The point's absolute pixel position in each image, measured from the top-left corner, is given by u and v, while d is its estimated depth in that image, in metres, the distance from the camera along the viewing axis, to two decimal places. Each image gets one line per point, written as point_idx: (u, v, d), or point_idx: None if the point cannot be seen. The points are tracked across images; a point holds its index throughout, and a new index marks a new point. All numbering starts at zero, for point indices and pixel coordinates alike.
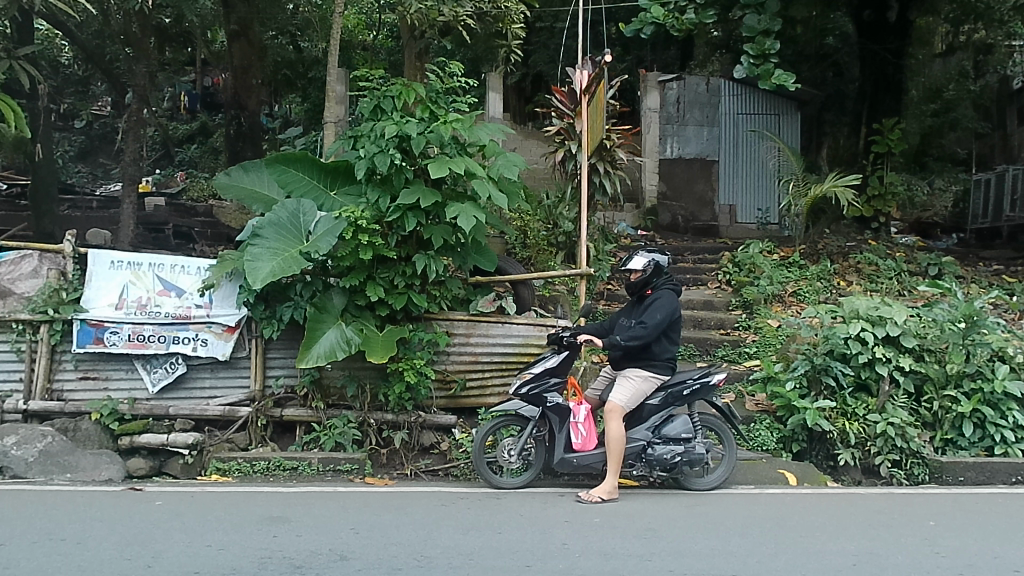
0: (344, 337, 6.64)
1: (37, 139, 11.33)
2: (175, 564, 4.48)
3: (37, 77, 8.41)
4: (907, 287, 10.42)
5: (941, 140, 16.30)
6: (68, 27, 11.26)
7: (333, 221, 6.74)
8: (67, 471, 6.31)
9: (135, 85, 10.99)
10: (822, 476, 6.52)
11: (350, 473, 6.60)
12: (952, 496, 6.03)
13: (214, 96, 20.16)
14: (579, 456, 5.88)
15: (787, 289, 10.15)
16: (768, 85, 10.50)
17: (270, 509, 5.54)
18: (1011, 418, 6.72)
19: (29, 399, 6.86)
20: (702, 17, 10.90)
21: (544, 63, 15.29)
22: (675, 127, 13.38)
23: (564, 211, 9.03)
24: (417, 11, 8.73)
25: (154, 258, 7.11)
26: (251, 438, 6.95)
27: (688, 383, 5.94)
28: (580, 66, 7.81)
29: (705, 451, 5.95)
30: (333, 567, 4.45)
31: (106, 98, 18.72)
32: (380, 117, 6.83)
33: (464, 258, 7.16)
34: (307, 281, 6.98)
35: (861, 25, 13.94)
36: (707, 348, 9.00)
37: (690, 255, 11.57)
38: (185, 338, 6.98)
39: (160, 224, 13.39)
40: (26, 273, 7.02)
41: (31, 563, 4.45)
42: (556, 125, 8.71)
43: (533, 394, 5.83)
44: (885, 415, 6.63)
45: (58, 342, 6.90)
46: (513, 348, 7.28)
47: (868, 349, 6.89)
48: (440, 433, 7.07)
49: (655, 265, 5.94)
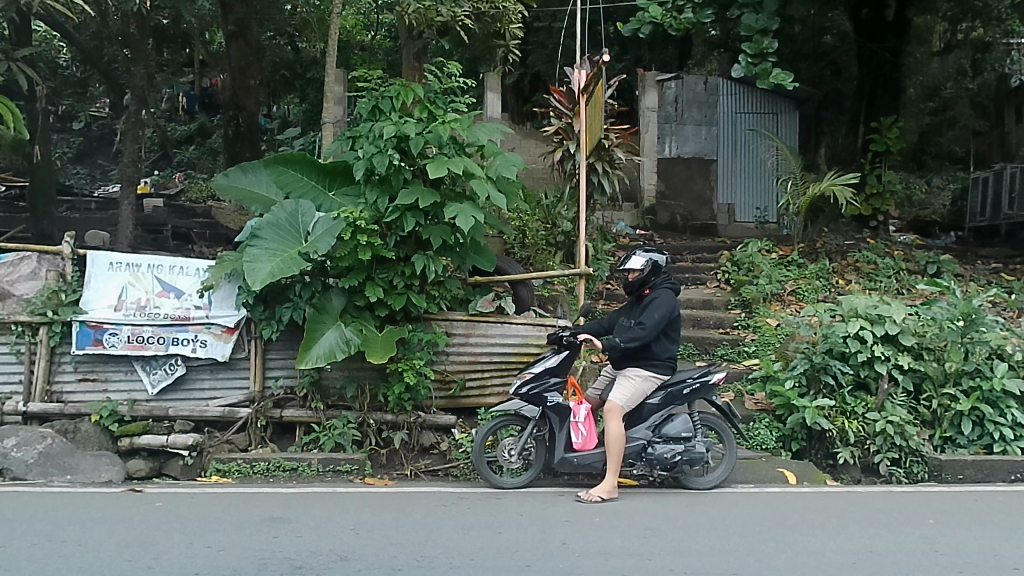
0: (343, 337, 6.64)
1: (35, 140, 11.34)
2: (176, 564, 4.49)
3: (34, 78, 8.40)
4: (905, 286, 10.44)
5: (939, 138, 16.31)
6: (65, 28, 11.26)
7: (332, 222, 6.77)
8: (67, 473, 6.30)
9: (133, 86, 11.00)
10: (821, 474, 6.53)
11: (350, 473, 6.61)
12: (951, 494, 6.04)
13: (212, 96, 20.15)
14: (579, 456, 5.89)
15: (786, 288, 10.15)
16: (765, 83, 10.51)
17: (271, 509, 5.54)
18: (1009, 416, 6.73)
19: (28, 401, 6.86)
20: (700, 17, 10.90)
21: (542, 62, 15.29)
22: (673, 126, 13.38)
23: (563, 211, 9.07)
24: (415, 11, 8.72)
25: (153, 259, 7.10)
26: (251, 439, 6.95)
27: (687, 382, 5.95)
28: (578, 65, 7.82)
29: (705, 450, 5.96)
30: (334, 568, 4.46)
31: (104, 100, 18.72)
32: (378, 117, 6.83)
33: (463, 257, 7.16)
34: (306, 282, 6.98)
35: (859, 23, 13.92)
36: (706, 347, 9.01)
37: (689, 254, 11.58)
38: (185, 339, 6.98)
39: (158, 225, 13.39)
40: (25, 274, 7.07)
41: (33, 564, 4.47)
42: (554, 125, 8.72)
43: (533, 394, 5.83)
44: (885, 414, 6.65)
45: (58, 344, 6.90)
46: (513, 348, 7.28)
47: (867, 347, 6.90)
48: (439, 433, 7.08)
49: (653, 265, 5.94)
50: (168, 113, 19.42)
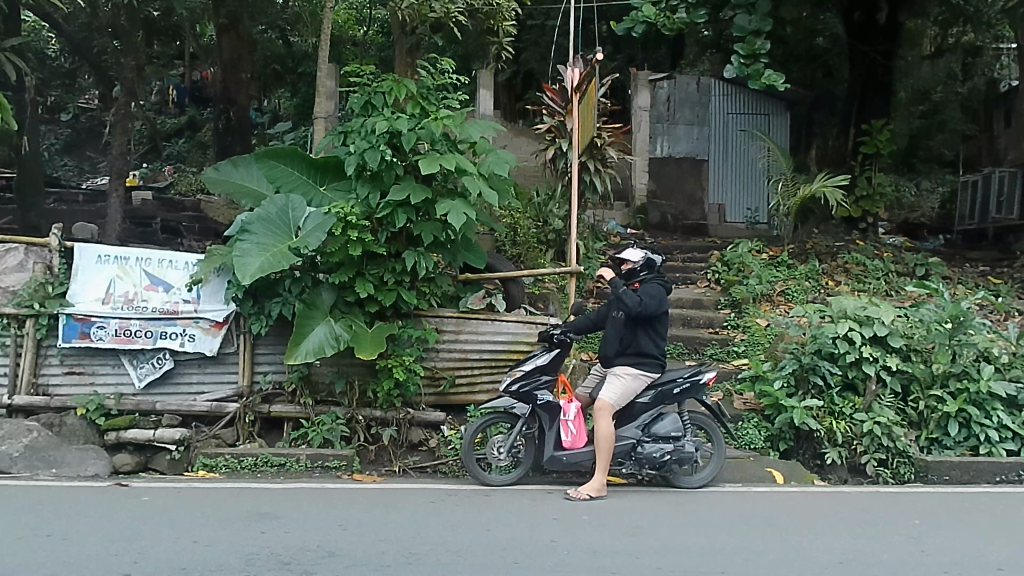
0: (333, 333, 6.59)
1: (24, 131, 11.26)
2: (163, 559, 4.46)
3: (23, 68, 8.33)
4: (894, 287, 10.52)
5: (929, 142, 16.26)
6: (52, 17, 11.13)
7: (323, 218, 6.71)
8: (52, 466, 6.26)
9: (123, 78, 10.84)
10: (809, 475, 6.54)
11: (339, 469, 6.59)
12: (939, 496, 6.04)
13: (203, 90, 20.15)
14: (568, 455, 5.90)
15: (776, 288, 10.19)
16: (757, 86, 10.50)
17: (255, 506, 5.49)
18: (995, 418, 6.78)
19: (13, 393, 6.83)
20: (692, 18, 10.92)
21: (534, 60, 15.31)
22: (664, 126, 13.35)
23: (554, 208, 9.20)
24: (408, 6, 8.78)
25: (142, 253, 7.06)
26: (239, 434, 6.88)
27: (677, 382, 5.94)
28: (571, 63, 7.61)
29: (694, 449, 5.96)
30: (323, 564, 4.44)
31: (92, 91, 18.58)
32: (370, 113, 6.85)
33: (453, 254, 7.17)
34: (296, 277, 6.91)
35: (850, 25, 13.73)
36: (697, 347, 9.02)
37: (679, 254, 11.57)
38: (172, 333, 6.95)
39: (147, 218, 13.23)
40: (11, 265, 7.00)
41: (17, 558, 4.43)
42: (546, 122, 8.84)
43: (522, 391, 5.81)
44: (872, 415, 6.68)
45: (44, 336, 6.86)
46: (502, 346, 7.29)
47: (856, 348, 6.92)
48: (428, 430, 7.04)
49: (647, 261, 5.96)
50: (158, 106, 19.36)
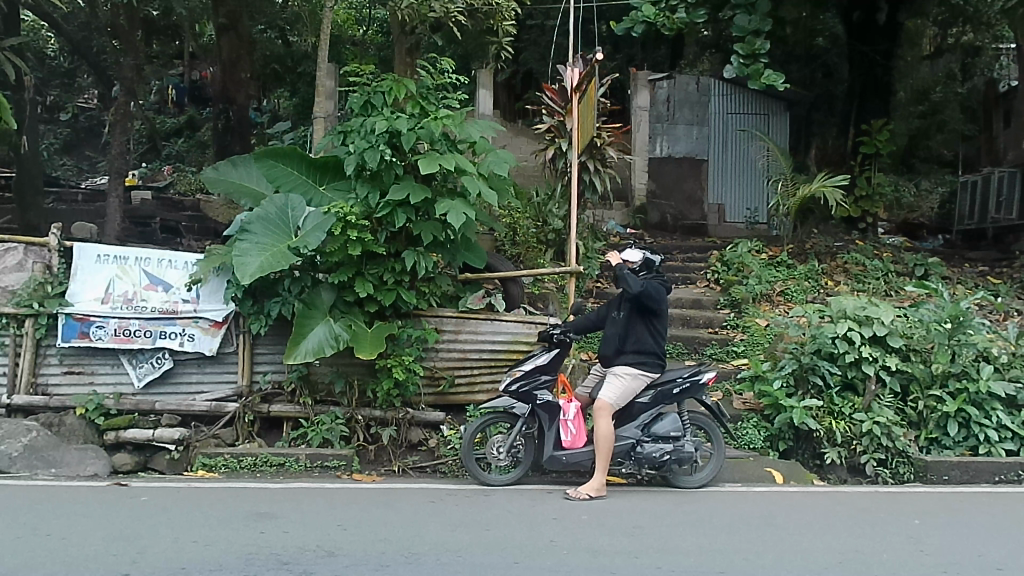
0: (332, 333, 6.58)
1: (23, 130, 11.25)
2: (162, 559, 4.46)
3: (23, 68, 8.34)
4: (894, 287, 10.51)
5: (928, 142, 16.31)
6: (51, 17, 11.12)
7: (323, 217, 6.71)
8: (51, 466, 6.26)
9: (123, 78, 10.83)
10: (808, 474, 6.54)
11: (338, 469, 6.59)
12: (939, 496, 6.04)
13: (202, 89, 20.14)
14: (568, 454, 5.90)
15: (775, 288, 10.20)
16: (756, 85, 10.49)
17: (254, 506, 5.49)
18: (995, 418, 6.78)
19: (12, 393, 6.82)
20: (692, 17, 10.93)
21: (534, 60, 15.31)
22: (664, 126, 13.36)
23: (553, 208, 9.21)
24: (407, 6, 8.78)
25: (141, 253, 7.06)
26: (238, 433, 6.88)
27: (676, 382, 5.93)
28: (571, 63, 7.63)
29: (694, 449, 5.96)
30: (323, 563, 4.44)
31: (92, 91, 18.57)
32: (370, 112, 6.84)
33: (453, 254, 7.17)
34: (295, 277, 6.90)
35: (850, 25, 13.84)
36: (696, 347, 9.02)
37: (679, 254, 11.56)
38: (172, 333, 6.94)
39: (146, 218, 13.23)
40: (10, 265, 7.03)
41: (16, 558, 4.42)
42: (546, 121, 8.87)
43: (522, 391, 5.81)
44: (871, 415, 6.68)
45: (43, 336, 6.86)
46: (502, 346, 7.28)
47: (855, 348, 6.92)
48: (428, 430, 7.04)
49: (647, 262, 5.94)
50: (158, 106, 19.35)
